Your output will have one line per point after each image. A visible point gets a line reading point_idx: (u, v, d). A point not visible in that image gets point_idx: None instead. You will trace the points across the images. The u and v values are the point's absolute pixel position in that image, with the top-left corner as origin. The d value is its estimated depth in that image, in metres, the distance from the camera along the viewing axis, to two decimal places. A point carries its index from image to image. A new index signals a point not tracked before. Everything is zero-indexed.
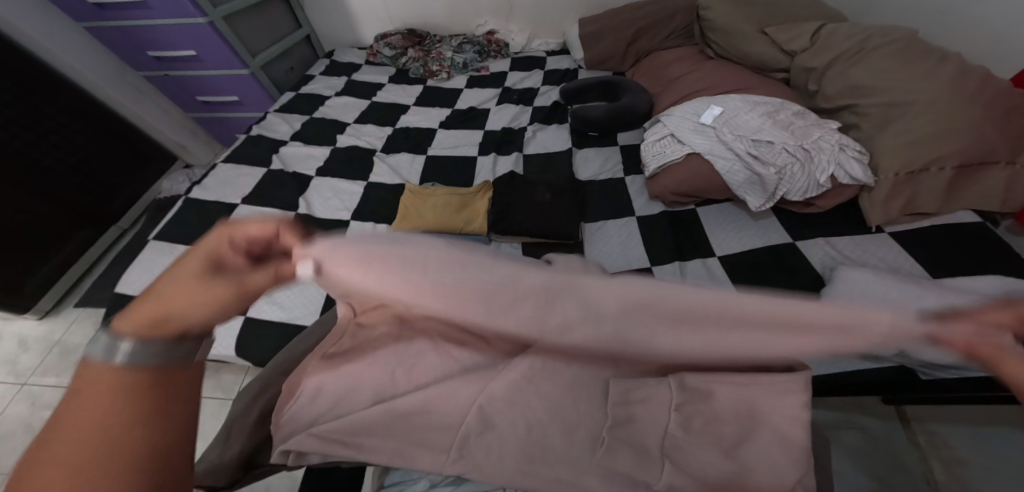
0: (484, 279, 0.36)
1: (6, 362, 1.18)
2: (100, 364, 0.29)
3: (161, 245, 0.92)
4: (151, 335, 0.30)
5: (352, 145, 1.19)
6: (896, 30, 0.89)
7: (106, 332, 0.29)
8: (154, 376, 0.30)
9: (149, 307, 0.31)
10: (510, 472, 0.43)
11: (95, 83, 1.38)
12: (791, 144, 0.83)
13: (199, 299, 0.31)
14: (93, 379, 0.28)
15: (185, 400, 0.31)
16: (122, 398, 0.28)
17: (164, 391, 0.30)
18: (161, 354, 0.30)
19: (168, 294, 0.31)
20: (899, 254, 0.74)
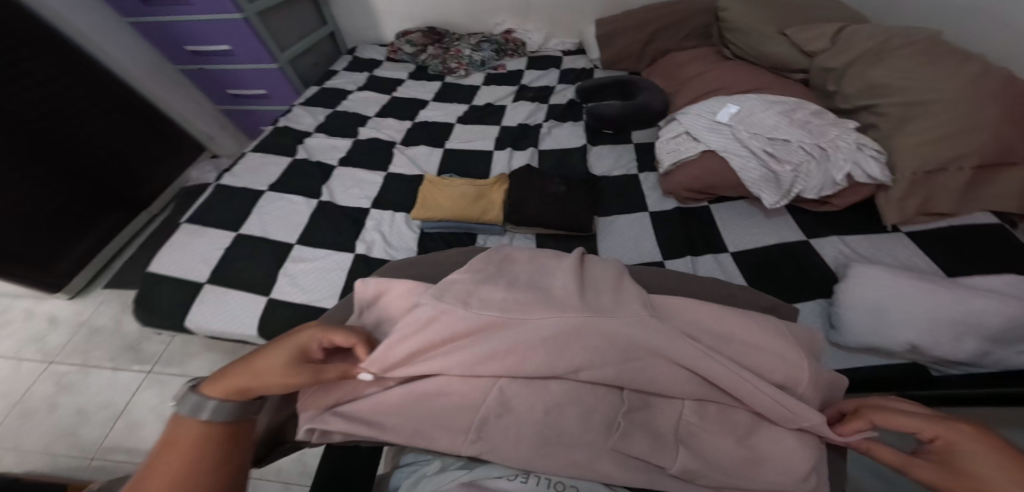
0: (502, 327, 0.41)
1: (37, 339, 1.25)
2: (185, 418, 0.36)
3: (192, 227, 0.97)
4: (230, 398, 0.37)
5: (373, 138, 1.23)
6: (919, 32, 0.89)
7: (199, 393, 0.37)
8: (224, 430, 0.36)
9: (237, 377, 0.38)
10: (524, 457, 0.40)
11: (132, 73, 1.45)
12: (808, 143, 0.84)
13: (274, 378, 0.38)
14: (178, 430, 0.35)
15: (243, 451, 0.36)
16: (197, 447, 0.34)
17: (228, 443, 0.36)
18: (234, 413, 0.37)
19: (255, 369, 0.38)
20: (914, 254, 0.74)
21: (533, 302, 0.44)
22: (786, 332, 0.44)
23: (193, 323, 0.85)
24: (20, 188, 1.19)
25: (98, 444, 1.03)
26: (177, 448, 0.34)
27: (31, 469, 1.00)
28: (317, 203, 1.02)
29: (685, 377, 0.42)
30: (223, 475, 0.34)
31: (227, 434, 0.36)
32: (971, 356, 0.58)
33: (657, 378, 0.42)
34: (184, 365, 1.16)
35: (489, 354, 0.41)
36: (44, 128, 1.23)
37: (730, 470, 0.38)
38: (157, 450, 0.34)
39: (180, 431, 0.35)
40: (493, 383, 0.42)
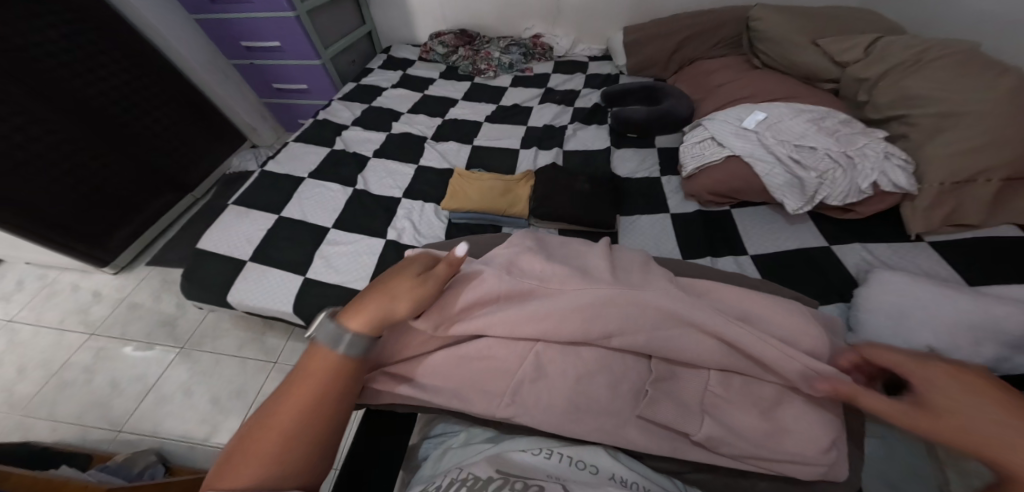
0: (548, 301, 0.47)
1: (82, 311, 1.34)
2: (324, 346, 0.42)
3: (238, 209, 1.04)
4: (362, 330, 0.42)
5: (405, 132, 1.29)
6: (956, 44, 0.89)
7: (335, 323, 0.42)
8: (347, 368, 0.42)
9: (376, 302, 0.43)
10: (558, 416, 0.45)
11: (190, 64, 1.56)
12: (835, 150, 0.85)
13: (407, 301, 0.44)
14: (317, 357, 0.42)
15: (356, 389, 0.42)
16: (326, 381, 0.40)
17: (348, 382, 0.41)
18: (359, 349, 0.42)
19: (390, 290, 0.44)
20: (938, 263, 0.75)
21: (573, 279, 0.49)
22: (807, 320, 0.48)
23: (235, 299, 0.90)
24: (86, 166, 1.31)
25: (124, 419, 1.09)
26: (311, 379, 0.40)
27: (62, 438, 1.07)
28: (352, 192, 1.08)
29: (710, 354, 0.45)
30: (342, 410, 0.40)
31: (348, 377, 0.41)
32: (990, 362, 0.59)
33: (681, 350, 0.46)
34: (214, 343, 1.23)
35: (522, 322, 0.46)
36: (112, 113, 1.35)
37: (751, 437, 0.43)
38: (302, 372, 0.41)
39: (315, 365, 0.41)
40: (530, 348, 0.47)
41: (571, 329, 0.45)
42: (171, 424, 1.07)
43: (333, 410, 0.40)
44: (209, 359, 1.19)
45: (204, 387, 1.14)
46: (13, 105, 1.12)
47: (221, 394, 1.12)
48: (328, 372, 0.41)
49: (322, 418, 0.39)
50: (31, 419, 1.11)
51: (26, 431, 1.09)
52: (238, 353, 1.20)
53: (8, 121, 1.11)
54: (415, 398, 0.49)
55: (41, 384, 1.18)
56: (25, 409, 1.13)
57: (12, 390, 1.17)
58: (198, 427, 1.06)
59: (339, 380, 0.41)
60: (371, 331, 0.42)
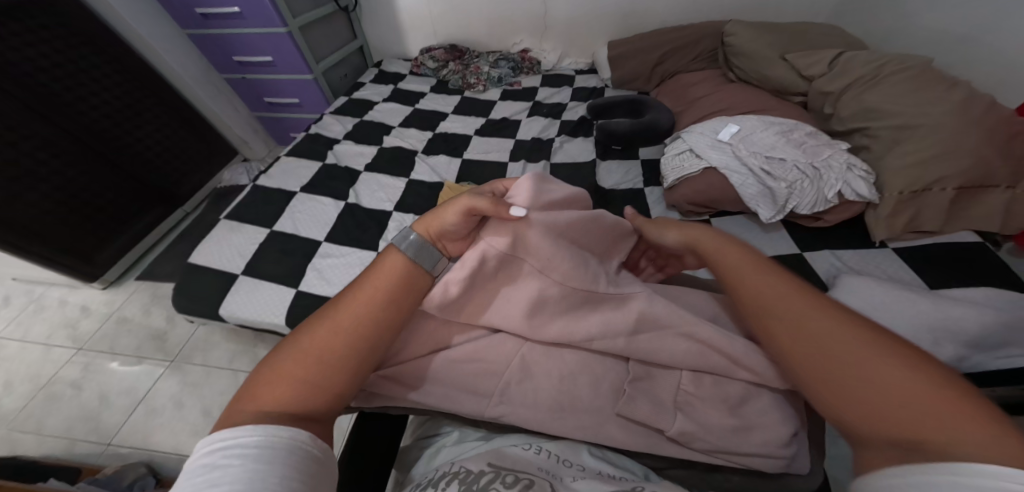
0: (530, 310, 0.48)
1: (70, 325, 1.33)
2: (394, 251, 0.49)
3: (231, 223, 1.06)
4: (424, 236, 0.49)
5: (397, 146, 1.32)
6: (910, 59, 0.95)
7: (407, 231, 0.50)
8: (407, 274, 0.47)
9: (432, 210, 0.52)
10: (544, 414, 0.48)
11: (183, 79, 1.58)
12: (803, 162, 0.90)
13: (451, 210, 0.49)
14: (387, 259, 0.48)
15: (414, 296, 0.47)
16: (390, 280, 0.46)
17: (406, 286, 0.47)
18: (418, 256, 0.48)
19: (448, 204, 0.51)
20: (901, 268, 0.80)
21: None
22: None
23: (227, 312, 0.91)
24: (75, 180, 1.31)
25: (113, 432, 1.09)
26: (352, 315, 0.43)
27: (48, 453, 1.06)
28: (344, 205, 1.11)
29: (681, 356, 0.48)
30: (399, 310, 0.45)
31: (390, 319, 0.44)
32: (949, 361, 0.62)
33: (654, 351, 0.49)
34: (206, 356, 1.23)
35: (508, 328, 0.49)
36: (103, 127, 1.37)
37: (721, 432, 0.47)
38: (372, 271, 0.48)
39: (360, 302, 0.44)
40: (517, 350, 0.50)
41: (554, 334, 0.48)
42: (161, 438, 1.07)
43: (368, 349, 0.43)
44: (200, 372, 1.19)
45: (195, 399, 1.14)
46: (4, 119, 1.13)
47: (213, 406, 1.12)
48: (370, 311, 0.44)
49: (358, 355, 0.42)
50: (16, 436, 1.10)
51: (12, 445, 1.08)
52: (230, 365, 1.20)
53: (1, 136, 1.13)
54: (406, 402, 0.52)
55: (27, 399, 1.17)
56: (10, 425, 1.12)
57: None
58: (188, 440, 1.06)
59: (379, 321, 0.44)
60: (429, 237, 0.49)
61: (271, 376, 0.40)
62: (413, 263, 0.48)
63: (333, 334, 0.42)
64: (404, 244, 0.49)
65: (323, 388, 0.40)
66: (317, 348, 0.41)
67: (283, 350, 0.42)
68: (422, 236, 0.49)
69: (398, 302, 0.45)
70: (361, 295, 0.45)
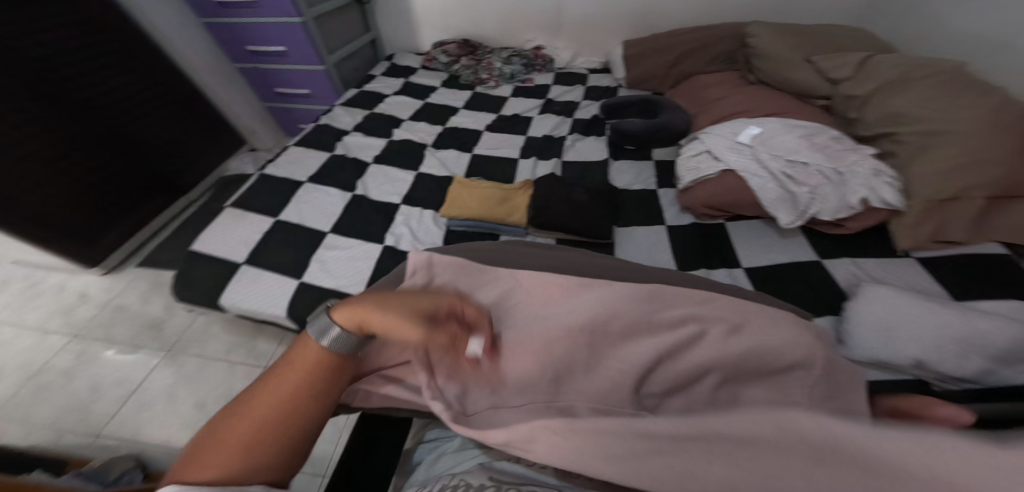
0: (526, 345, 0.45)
1: (66, 311, 1.33)
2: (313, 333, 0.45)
3: (236, 212, 1.04)
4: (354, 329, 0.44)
5: (406, 139, 1.30)
6: (942, 63, 0.92)
7: (321, 316, 0.44)
8: (333, 352, 0.44)
9: (378, 315, 0.43)
10: None
11: (195, 66, 1.58)
12: (826, 167, 0.87)
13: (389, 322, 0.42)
14: (308, 340, 0.44)
15: (341, 371, 0.44)
16: (314, 358, 0.43)
17: (333, 362, 0.44)
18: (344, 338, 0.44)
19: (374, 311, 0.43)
20: (925, 278, 0.77)
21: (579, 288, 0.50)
22: (800, 321, 0.49)
23: (228, 302, 0.89)
24: (81, 164, 1.31)
25: (102, 424, 1.08)
26: (271, 395, 0.40)
27: (34, 444, 1.04)
28: (351, 197, 1.09)
29: (716, 369, 0.43)
30: (326, 391, 0.43)
31: (316, 392, 0.42)
32: (975, 374, 0.59)
33: (692, 358, 0.44)
34: (202, 347, 1.22)
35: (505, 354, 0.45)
36: (113, 112, 1.37)
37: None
38: (294, 353, 0.44)
39: (281, 381, 0.41)
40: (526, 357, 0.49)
41: (530, 398, 0.43)
42: (152, 429, 1.06)
43: (297, 425, 0.40)
44: (196, 363, 1.18)
45: (188, 392, 1.13)
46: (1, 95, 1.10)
47: (206, 398, 1.11)
48: (299, 384, 0.41)
49: (286, 433, 0.39)
50: (4, 424, 1.08)
51: None
52: (227, 357, 1.19)
53: (9, 118, 1.12)
54: (408, 404, 0.50)
55: (18, 388, 1.16)
56: None
57: None
58: (179, 434, 1.05)
59: (310, 390, 0.42)
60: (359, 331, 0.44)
61: (188, 472, 0.37)
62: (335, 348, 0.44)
63: (253, 418, 0.39)
64: (323, 335, 0.44)
65: (246, 473, 0.37)
66: (246, 423, 0.39)
67: (211, 432, 0.40)
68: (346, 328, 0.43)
69: (322, 374, 0.43)
70: (282, 373, 0.42)
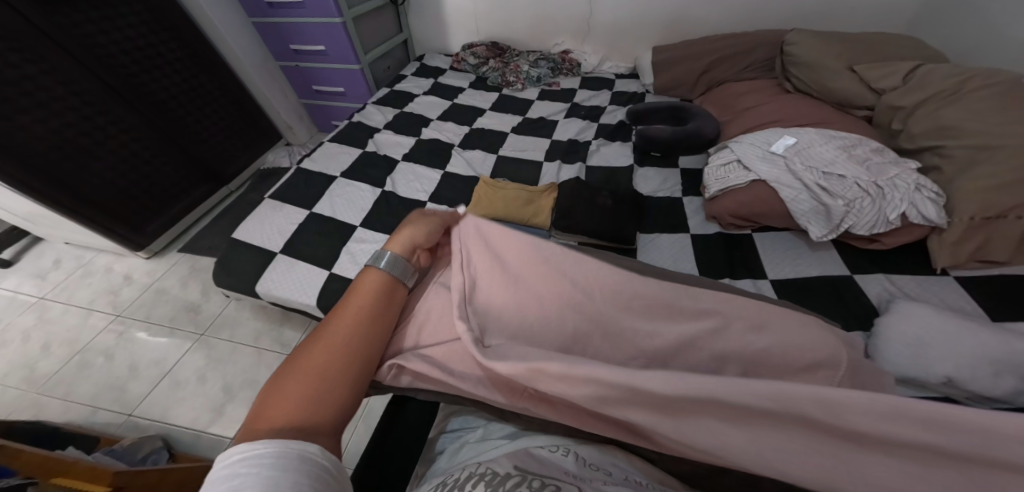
0: (550, 330, 0.47)
1: (112, 292, 1.42)
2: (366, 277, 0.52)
3: (273, 203, 1.09)
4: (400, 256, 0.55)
5: (434, 138, 1.33)
6: (1000, 74, 0.88)
7: (373, 255, 0.55)
8: (386, 293, 0.52)
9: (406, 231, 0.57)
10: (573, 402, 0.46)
11: (243, 63, 1.65)
12: (864, 180, 0.85)
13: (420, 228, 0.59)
14: (362, 284, 0.52)
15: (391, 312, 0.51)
16: (369, 299, 0.50)
17: (386, 302, 0.51)
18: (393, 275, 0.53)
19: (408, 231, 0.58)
20: (965, 298, 0.74)
21: (607, 276, 0.51)
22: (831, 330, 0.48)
23: (263, 290, 0.94)
24: (134, 152, 1.39)
25: (136, 403, 1.14)
26: (334, 335, 0.46)
27: (72, 419, 1.11)
28: (381, 192, 1.12)
29: (737, 360, 0.43)
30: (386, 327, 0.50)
31: (376, 326, 0.49)
32: (1008, 395, 0.58)
33: (714, 347, 0.44)
34: (232, 332, 1.28)
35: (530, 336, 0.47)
36: (166, 106, 1.45)
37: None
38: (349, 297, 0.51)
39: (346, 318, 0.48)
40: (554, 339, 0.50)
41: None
42: (182, 410, 1.12)
43: (357, 358, 0.45)
44: (226, 347, 1.24)
45: (218, 374, 1.18)
46: (69, 86, 1.19)
47: (235, 381, 1.16)
48: (363, 320, 0.48)
49: (349, 366, 0.44)
50: (51, 395, 1.16)
51: (42, 407, 1.13)
52: (255, 343, 1.25)
53: (75, 108, 1.22)
54: (439, 388, 0.50)
55: (64, 362, 1.24)
56: (45, 386, 1.18)
57: (36, 366, 1.23)
58: (208, 414, 1.11)
59: (372, 324, 0.49)
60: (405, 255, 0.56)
61: (271, 406, 0.41)
62: (393, 280, 0.53)
63: (321, 354, 0.44)
64: (379, 263, 0.54)
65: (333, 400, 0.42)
66: (324, 356, 0.44)
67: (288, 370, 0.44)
68: (395, 254, 0.55)
69: (378, 311, 0.50)
70: (343, 314, 0.49)
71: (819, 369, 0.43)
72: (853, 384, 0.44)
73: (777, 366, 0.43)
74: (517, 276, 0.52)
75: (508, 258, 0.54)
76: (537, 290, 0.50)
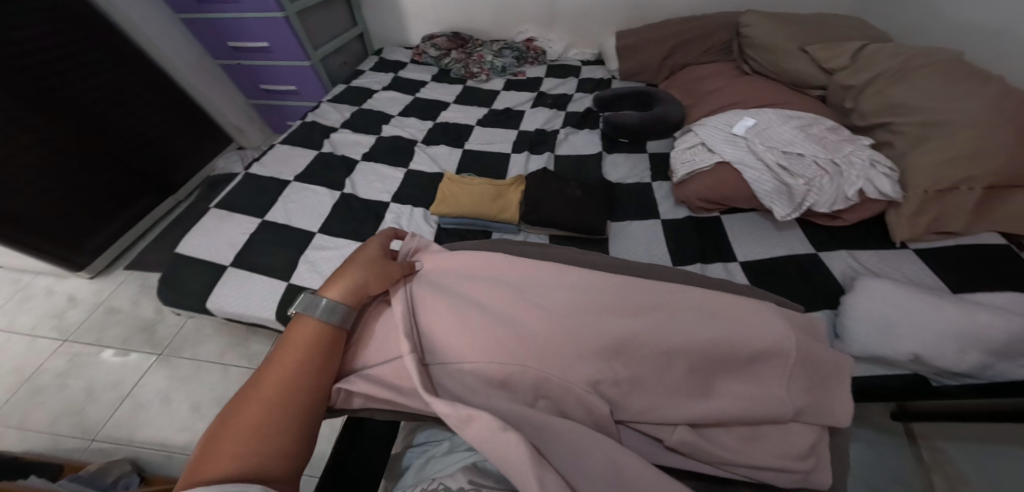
0: (500, 331, 0.46)
1: (56, 315, 1.30)
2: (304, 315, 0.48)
3: (221, 212, 1.02)
4: (342, 300, 0.50)
5: (396, 135, 1.28)
6: (939, 53, 0.90)
7: (307, 297, 0.49)
8: (329, 328, 0.48)
9: (354, 279, 0.51)
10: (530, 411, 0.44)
11: (174, 62, 1.53)
12: (822, 158, 0.86)
13: (371, 275, 0.52)
14: (302, 321, 0.48)
15: (337, 347, 0.47)
16: (313, 334, 0.47)
17: (331, 337, 0.47)
18: (335, 315, 0.48)
19: (357, 278, 0.51)
20: (923, 271, 0.76)
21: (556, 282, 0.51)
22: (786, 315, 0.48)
23: (214, 305, 0.87)
24: (61, 167, 1.27)
25: (98, 428, 1.06)
26: (280, 371, 0.43)
27: (31, 448, 1.02)
28: (340, 195, 1.07)
29: (682, 356, 0.44)
30: (332, 363, 0.46)
31: (320, 361, 0.45)
32: (975, 369, 0.59)
33: (668, 349, 0.44)
34: (195, 350, 1.19)
35: (478, 337, 0.46)
36: (91, 113, 1.32)
37: (728, 444, 0.43)
38: (291, 334, 0.47)
39: (288, 355, 0.44)
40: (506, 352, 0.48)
41: (490, 357, 0.44)
42: (146, 433, 1.04)
43: (306, 395, 0.42)
44: (190, 366, 1.16)
45: (182, 394, 1.10)
46: None
47: (202, 400, 1.09)
48: (306, 356, 0.45)
49: (296, 404, 0.41)
50: None
51: None
52: (220, 359, 1.17)
53: None
54: (395, 408, 0.48)
55: (10, 393, 1.13)
56: None
57: None
58: (176, 435, 1.03)
59: (316, 361, 0.45)
60: (348, 300, 0.50)
61: (203, 462, 0.36)
62: (329, 323, 0.48)
63: (264, 393, 0.41)
64: (313, 309, 0.48)
65: (271, 447, 0.37)
66: (262, 397, 0.40)
67: (224, 418, 0.39)
68: (335, 301, 0.49)
69: (322, 347, 0.46)
70: (285, 351, 0.45)
71: (768, 360, 0.43)
72: (812, 379, 0.44)
73: (727, 360, 0.43)
74: (466, 287, 0.52)
75: (453, 270, 0.56)
76: (484, 300, 0.50)
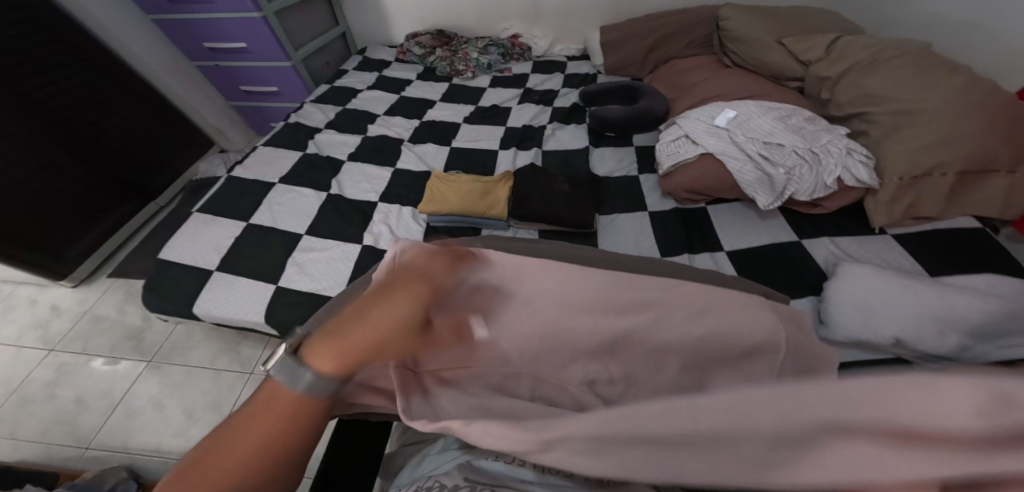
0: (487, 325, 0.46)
1: (40, 325, 1.26)
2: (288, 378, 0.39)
3: (204, 216, 1.00)
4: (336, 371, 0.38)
5: (382, 135, 1.27)
6: (909, 44, 0.92)
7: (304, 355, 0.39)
8: (315, 401, 0.39)
9: (359, 354, 0.39)
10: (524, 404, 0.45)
11: (146, 64, 1.50)
12: (801, 147, 0.88)
13: (384, 352, 0.39)
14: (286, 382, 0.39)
15: (318, 419, 0.39)
16: (293, 402, 0.38)
17: (314, 409, 0.39)
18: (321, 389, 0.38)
19: (364, 354, 0.39)
20: (901, 255, 0.78)
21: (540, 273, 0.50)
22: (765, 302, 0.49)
23: (201, 311, 0.86)
24: (36, 174, 1.23)
25: (91, 435, 1.04)
26: (246, 439, 0.37)
27: (25, 458, 1.00)
28: (327, 196, 1.06)
29: (676, 354, 0.43)
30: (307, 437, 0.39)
31: (293, 437, 0.38)
32: (951, 351, 0.62)
33: (652, 339, 0.44)
34: (186, 356, 1.17)
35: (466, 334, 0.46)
36: (64, 118, 1.29)
37: None
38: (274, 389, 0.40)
39: (259, 424, 0.37)
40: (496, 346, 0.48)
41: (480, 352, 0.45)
42: (139, 441, 1.02)
43: (263, 477, 0.36)
44: (181, 372, 1.14)
45: (174, 400, 1.09)
46: None
47: (195, 405, 1.07)
48: (280, 430, 0.37)
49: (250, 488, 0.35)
50: None
51: None
52: (211, 365, 1.15)
53: None
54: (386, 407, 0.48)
55: None
56: None
57: None
58: (171, 442, 1.01)
59: (288, 439, 0.37)
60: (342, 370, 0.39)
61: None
62: (314, 397, 0.38)
63: (224, 467, 0.35)
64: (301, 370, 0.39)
65: None
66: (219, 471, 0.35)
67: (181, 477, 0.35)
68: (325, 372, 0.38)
69: (301, 421, 0.38)
70: (261, 414, 0.38)
71: (762, 355, 0.44)
72: (795, 365, 0.45)
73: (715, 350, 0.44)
74: None
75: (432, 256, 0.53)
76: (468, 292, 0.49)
